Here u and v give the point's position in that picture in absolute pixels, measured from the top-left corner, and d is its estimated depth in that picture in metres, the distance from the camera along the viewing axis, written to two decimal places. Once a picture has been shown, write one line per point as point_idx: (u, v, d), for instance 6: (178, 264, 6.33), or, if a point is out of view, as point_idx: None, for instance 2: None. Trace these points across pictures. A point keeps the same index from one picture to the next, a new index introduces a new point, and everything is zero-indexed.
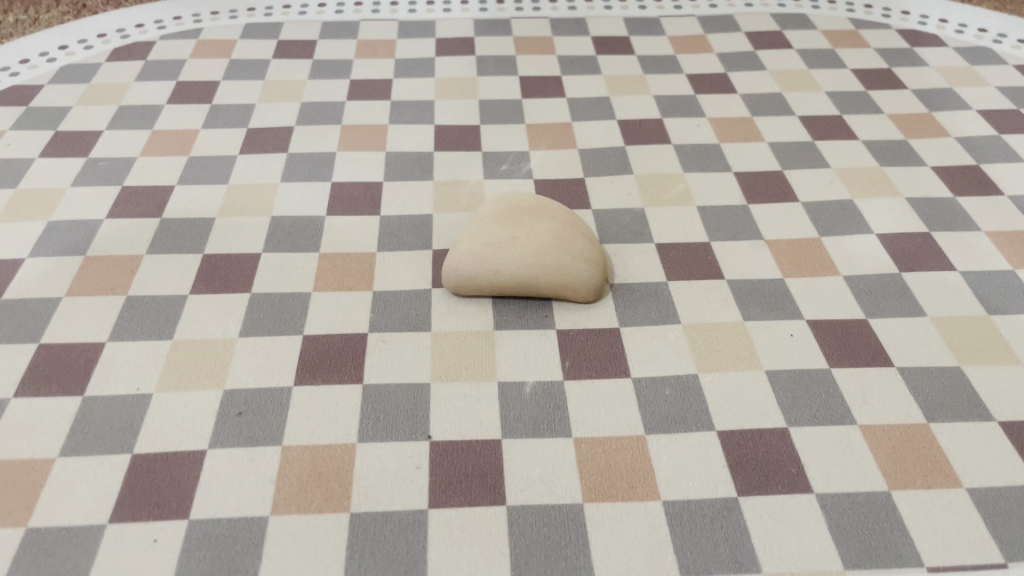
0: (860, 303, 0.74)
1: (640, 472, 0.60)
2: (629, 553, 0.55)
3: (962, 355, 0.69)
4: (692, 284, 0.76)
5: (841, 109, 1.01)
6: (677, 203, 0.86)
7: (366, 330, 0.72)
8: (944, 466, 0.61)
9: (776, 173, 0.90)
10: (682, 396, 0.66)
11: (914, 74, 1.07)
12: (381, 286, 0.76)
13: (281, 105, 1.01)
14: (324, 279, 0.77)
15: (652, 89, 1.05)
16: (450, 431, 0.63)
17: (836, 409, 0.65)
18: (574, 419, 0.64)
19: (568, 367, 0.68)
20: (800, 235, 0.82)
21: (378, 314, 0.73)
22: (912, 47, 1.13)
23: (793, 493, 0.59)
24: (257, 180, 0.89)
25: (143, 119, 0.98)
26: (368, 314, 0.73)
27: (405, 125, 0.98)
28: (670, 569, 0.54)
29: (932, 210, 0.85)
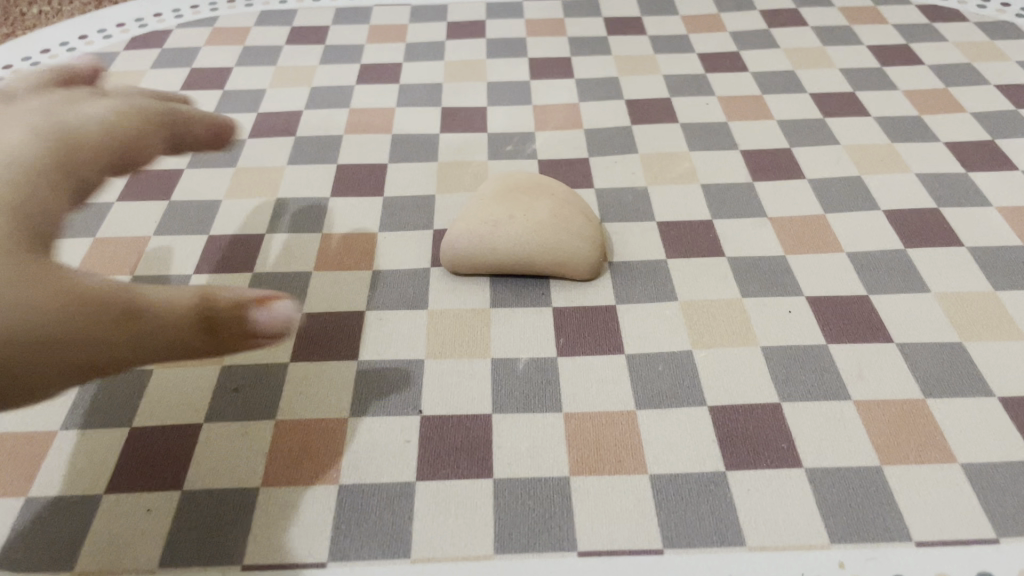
0: (970, 254, 0.39)
1: (543, 329, 0.36)
2: (613, 530, 0.28)
3: (963, 333, 0.35)
4: (727, 225, 0.42)
5: (965, 5, 0.63)
6: (696, 126, 0.50)
7: (275, 283, 0.40)
8: (925, 440, 0.31)
9: (800, 35, 0.60)
10: (682, 378, 0.34)
11: None
12: (289, 248, 0.42)
13: (189, 26, 0.63)
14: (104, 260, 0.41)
15: None
16: (346, 306, 0.38)
17: (885, 259, 0.39)
18: (508, 352, 0.36)
19: (562, 335, 0.36)
20: (861, 129, 0.49)
21: (300, 256, 0.42)
22: None
23: (872, 338, 0.35)
24: (142, 90, 0.55)
25: (35, 2, 0.65)
26: (258, 261, 0.41)
27: (349, 31, 0.62)
28: (656, 562, 0.27)
29: (991, 117, 0.50)
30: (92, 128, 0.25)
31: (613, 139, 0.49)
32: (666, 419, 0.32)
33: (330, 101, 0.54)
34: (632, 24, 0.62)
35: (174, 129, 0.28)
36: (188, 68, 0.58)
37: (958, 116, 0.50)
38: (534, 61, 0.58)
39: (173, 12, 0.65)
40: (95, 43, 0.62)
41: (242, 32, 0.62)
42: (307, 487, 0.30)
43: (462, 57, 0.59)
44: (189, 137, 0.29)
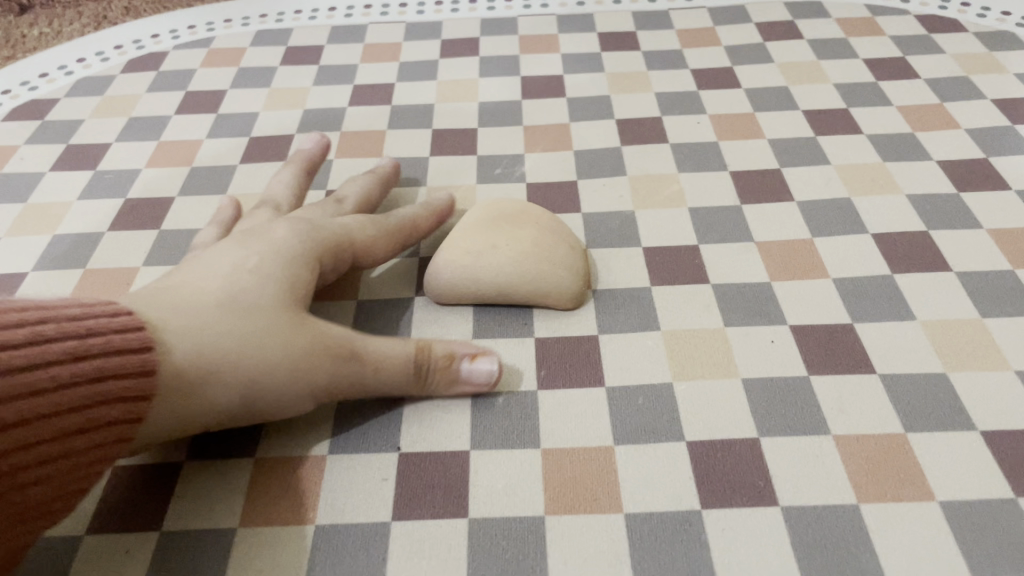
0: (957, 280, 0.39)
1: (522, 362, 0.37)
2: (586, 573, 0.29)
3: (947, 362, 0.35)
4: (713, 249, 0.42)
5: (965, 11, 0.62)
6: (686, 147, 0.50)
7: None
8: (902, 478, 0.31)
9: (794, 48, 0.59)
10: (661, 410, 0.34)
11: None
12: None
13: (187, 48, 0.63)
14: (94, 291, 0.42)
15: None
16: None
17: (871, 284, 0.39)
18: (487, 383, 0.36)
19: (543, 367, 0.36)
20: (852, 148, 0.48)
21: None
22: None
23: (853, 369, 0.35)
24: (139, 115, 0.56)
25: (35, 23, 0.66)
26: None
27: (345, 50, 0.63)
28: None
29: (986, 132, 0.49)
30: (353, 234, 0.38)
31: (600, 162, 0.49)
32: (644, 455, 0.32)
33: (322, 124, 0.54)
34: (625, 39, 0.62)
35: (400, 236, 0.40)
36: (183, 91, 0.58)
37: (953, 132, 0.49)
38: (525, 79, 0.58)
39: (169, 32, 0.66)
40: (93, 65, 0.62)
41: (238, 54, 0.63)
42: (282, 529, 0.31)
43: (453, 76, 0.59)
44: (419, 233, 0.41)
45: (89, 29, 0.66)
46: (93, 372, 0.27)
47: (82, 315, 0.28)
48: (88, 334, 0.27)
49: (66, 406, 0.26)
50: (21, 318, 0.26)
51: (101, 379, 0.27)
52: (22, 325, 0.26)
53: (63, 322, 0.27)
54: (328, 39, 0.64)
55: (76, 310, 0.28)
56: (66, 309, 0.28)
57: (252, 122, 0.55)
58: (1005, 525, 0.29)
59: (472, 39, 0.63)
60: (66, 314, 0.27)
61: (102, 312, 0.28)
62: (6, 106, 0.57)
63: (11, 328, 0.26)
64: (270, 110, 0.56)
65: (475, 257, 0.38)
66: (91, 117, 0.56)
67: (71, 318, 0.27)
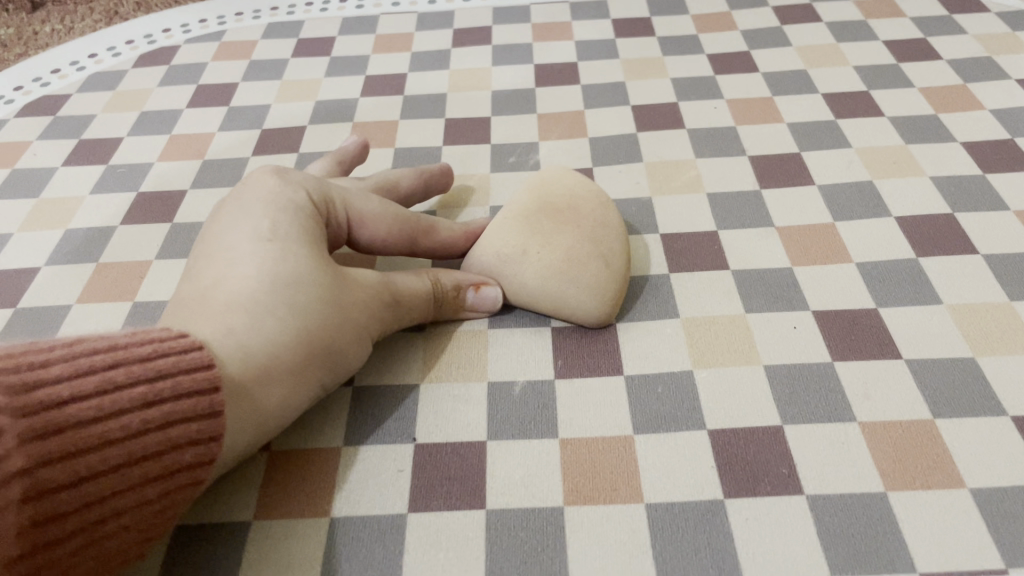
0: (983, 263, 0.38)
1: (538, 351, 0.36)
2: (607, 564, 0.28)
3: (975, 347, 0.34)
4: (731, 235, 0.41)
5: None
6: (703, 132, 0.49)
7: None
8: (931, 465, 0.30)
9: (812, 31, 0.58)
10: (681, 398, 0.33)
11: None
12: None
13: (198, 41, 0.63)
14: (106, 285, 0.42)
15: None
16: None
17: (895, 268, 0.38)
18: (503, 373, 0.35)
19: (559, 356, 0.36)
20: (873, 130, 0.47)
21: None
22: None
23: (878, 356, 0.34)
24: (151, 109, 0.56)
25: (47, 20, 0.66)
26: None
27: (356, 41, 0.62)
28: None
29: (1011, 112, 0.48)
30: (368, 218, 0.37)
31: (616, 149, 0.48)
32: (663, 444, 0.32)
33: (334, 116, 0.54)
34: (639, 25, 0.61)
35: (415, 234, 0.38)
36: (195, 85, 0.58)
37: (977, 113, 0.48)
38: (539, 67, 0.57)
39: (180, 26, 0.65)
40: (104, 60, 0.62)
41: (250, 46, 0.62)
42: (299, 520, 0.30)
43: (465, 65, 0.58)
44: (436, 239, 0.39)
45: (101, 25, 0.66)
46: (166, 417, 0.26)
47: (153, 356, 0.27)
48: (159, 378, 0.26)
49: (150, 452, 0.25)
50: (81, 367, 0.25)
51: (176, 422, 0.26)
52: (92, 374, 0.25)
53: (133, 366, 0.26)
54: (339, 30, 0.64)
55: (146, 350, 0.27)
56: (132, 347, 0.27)
57: (264, 115, 0.54)
58: None
59: (484, 28, 0.63)
60: (136, 357, 0.26)
61: (172, 350, 0.27)
62: (19, 102, 0.57)
63: (77, 380, 0.25)
64: (281, 102, 0.55)
65: (506, 266, 0.37)
66: (103, 112, 0.56)
67: (141, 361, 0.26)
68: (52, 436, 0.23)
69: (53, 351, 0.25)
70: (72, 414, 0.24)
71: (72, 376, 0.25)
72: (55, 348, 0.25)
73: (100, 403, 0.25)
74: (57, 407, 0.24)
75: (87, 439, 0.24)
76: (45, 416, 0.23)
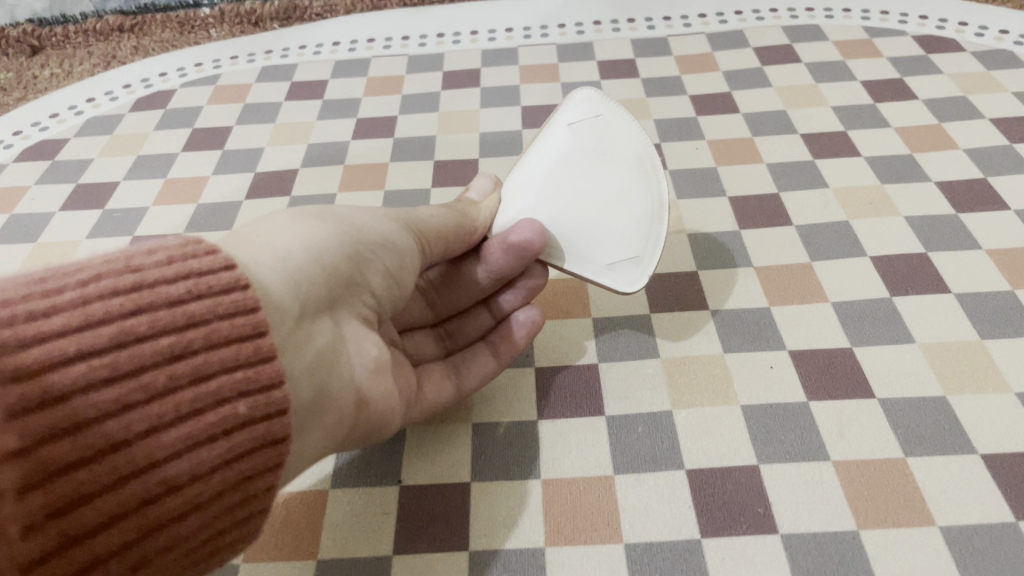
0: (956, 302, 0.39)
1: (523, 393, 0.37)
2: None
3: (947, 385, 0.35)
4: (712, 275, 0.42)
5: (963, 31, 0.63)
6: (686, 173, 0.50)
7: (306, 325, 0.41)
8: (904, 503, 0.31)
9: (792, 72, 0.59)
10: (661, 437, 0.34)
11: None
12: None
13: (195, 85, 0.65)
14: None
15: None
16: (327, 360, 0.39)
17: (869, 307, 0.39)
18: (488, 414, 0.36)
19: (543, 398, 0.36)
20: (851, 169, 0.49)
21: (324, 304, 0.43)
22: None
23: (853, 395, 0.35)
24: (147, 153, 0.57)
25: (48, 64, 0.68)
26: None
27: (349, 84, 0.64)
28: None
29: (985, 149, 0.49)
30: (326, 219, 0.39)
31: None
32: (642, 484, 0.32)
33: (326, 159, 0.55)
34: (625, 67, 0.63)
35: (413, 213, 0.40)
36: (191, 129, 0.59)
37: (951, 152, 0.49)
38: (526, 109, 0.59)
39: (177, 70, 0.67)
40: (102, 104, 0.63)
41: (244, 90, 0.64)
42: (288, 563, 0.31)
43: (455, 108, 0.60)
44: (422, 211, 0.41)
45: (99, 69, 0.67)
46: (198, 371, 0.24)
47: (183, 297, 0.24)
48: (187, 324, 0.24)
49: (188, 412, 0.23)
50: (93, 312, 0.22)
51: (213, 374, 0.24)
52: (109, 322, 0.22)
53: (159, 311, 0.24)
54: (332, 73, 0.65)
55: (173, 289, 0.24)
56: (151, 282, 0.24)
57: (257, 158, 0.56)
58: (1008, 548, 0.29)
59: (473, 70, 0.64)
60: (159, 298, 0.24)
61: (205, 287, 0.25)
62: (17, 147, 0.59)
63: (89, 332, 0.22)
64: (275, 145, 0.57)
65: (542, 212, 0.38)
66: (99, 157, 0.57)
67: (168, 305, 0.24)
68: (57, 406, 0.21)
69: (61, 292, 0.22)
70: (81, 375, 0.21)
71: (84, 324, 0.22)
72: (66, 286, 0.23)
73: (118, 357, 0.22)
74: (63, 367, 0.21)
75: (102, 405, 0.22)
76: (50, 379, 0.21)
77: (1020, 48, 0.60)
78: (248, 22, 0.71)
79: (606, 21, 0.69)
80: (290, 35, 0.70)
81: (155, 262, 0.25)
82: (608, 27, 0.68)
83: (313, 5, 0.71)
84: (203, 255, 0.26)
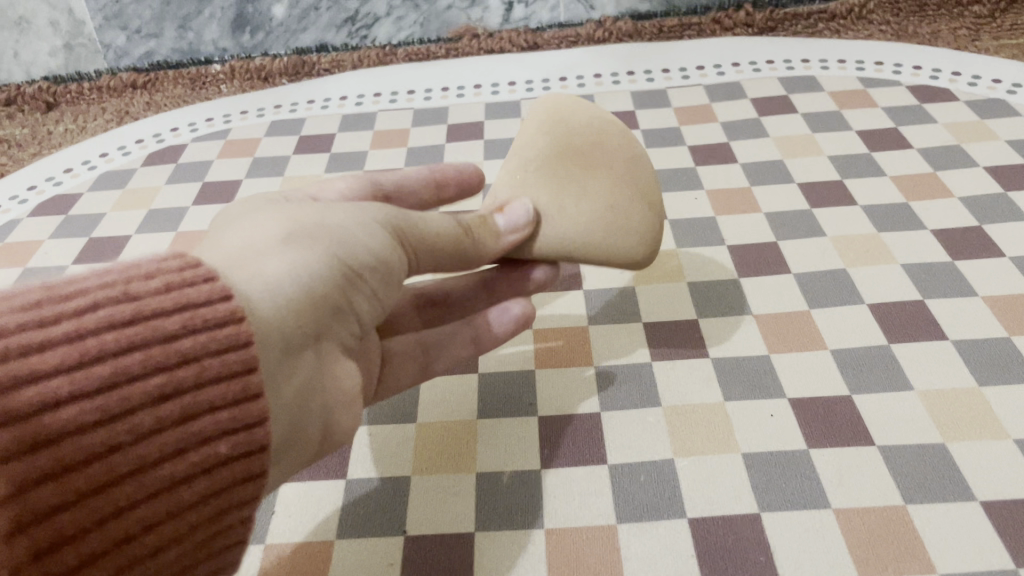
0: (955, 349, 0.39)
1: (525, 442, 0.37)
2: None
3: (946, 432, 0.35)
4: (713, 323, 0.43)
5: (956, 81, 0.64)
6: (687, 223, 0.51)
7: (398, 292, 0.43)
8: (907, 552, 0.31)
9: (789, 122, 0.61)
10: (663, 486, 0.34)
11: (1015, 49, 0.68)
12: None
13: (205, 140, 0.66)
14: None
15: (666, 51, 0.72)
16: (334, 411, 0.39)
17: (868, 354, 0.40)
18: (493, 463, 0.36)
19: (547, 447, 0.37)
20: (849, 218, 0.49)
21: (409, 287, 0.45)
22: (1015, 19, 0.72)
23: (853, 442, 0.35)
24: (158, 207, 0.58)
25: (64, 122, 0.69)
26: None
27: (356, 137, 0.65)
28: None
29: (979, 197, 0.50)
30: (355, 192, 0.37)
31: None
32: (646, 533, 0.33)
33: None
34: (626, 119, 0.64)
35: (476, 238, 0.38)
36: (201, 183, 0.61)
37: (947, 200, 0.50)
38: None
39: (189, 124, 0.68)
40: (115, 159, 0.65)
41: (254, 144, 0.65)
42: None
43: (459, 160, 0.61)
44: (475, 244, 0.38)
45: (113, 125, 0.69)
46: (185, 412, 0.24)
47: (178, 332, 0.24)
48: (179, 362, 0.24)
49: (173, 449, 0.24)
50: (87, 349, 0.23)
51: (200, 414, 0.25)
52: (101, 361, 0.23)
53: (152, 347, 0.24)
54: (340, 127, 0.67)
55: (170, 321, 0.25)
56: (148, 313, 0.24)
57: None
58: None
59: (477, 123, 0.66)
60: (155, 331, 0.24)
61: (202, 321, 0.25)
62: (32, 202, 0.60)
63: (81, 371, 0.23)
64: None
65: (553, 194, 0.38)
66: (112, 211, 0.58)
67: (164, 341, 0.24)
68: (42, 450, 0.22)
69: (55, 324, 0.23)
70: (69, 418, 0.22)
71: (76, 363, 0.23)
72: (61, 317, 0.23)
73: (107, 399, 0.23)
74: (51, 410, 0.22)
75: (87, 448, 0.22)
76: (37, 418, 0.22)
77: (1013, 97, 0.61)
78: (257, 78, 0.73)
79: (606, 75, 0.71)
80: (298, 89, 0.72)
81: (153, 291, 0.25)
82: (608, 80, 0.70)
83: (321, 61, 0.74)
84: (202, 284, 0.26)
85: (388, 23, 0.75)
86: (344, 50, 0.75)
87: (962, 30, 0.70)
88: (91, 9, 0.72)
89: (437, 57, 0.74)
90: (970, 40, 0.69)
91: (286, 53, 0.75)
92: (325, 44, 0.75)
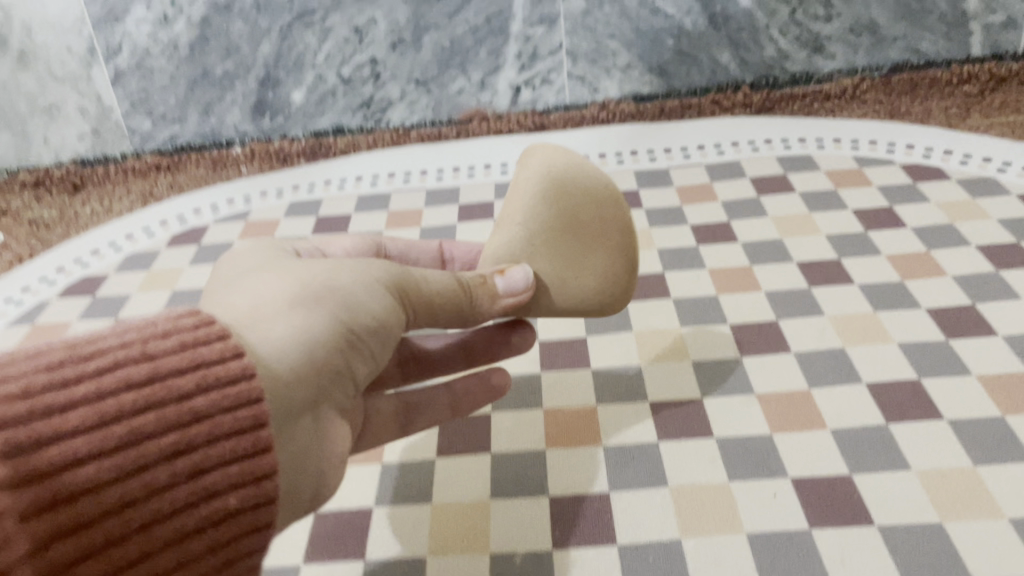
0: (951, 429, 0.41)
1: (537, 522, 0.39)
2: None
3: (944, 511, 0.37)
4: (716, 403, 0.44)
5: (948, 160, 0.67)
6: (690, 302, 0.53)
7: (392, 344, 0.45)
8: None
9: (787, 202, 0.63)
10: (671, 567, 0.36)
11: (1003, 126, 0.70)
12: None
13: (226, 222, 0.69)
14: None
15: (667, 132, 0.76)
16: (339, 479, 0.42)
17: (867, 434, 0.41)
18: (506, 542, 0.38)
19: (558, 527, 0.38)
20: (846, 297, 0.51)
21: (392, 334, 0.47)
22: (1002, 98, 0.74)
23: (854, 522, 0.37)
24: (181, 288, 0.61)
25: (89, 205, 0.72)
26: None
27: (371, 218, 0.68)
28: None
29: (972, 276, 0.52)
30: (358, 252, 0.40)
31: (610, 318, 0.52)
32: None
33: None
34: (630, 199, 0.67)
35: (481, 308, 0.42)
36: None
37: (941, 279, 0.52)
38: None
39: (210, 206, 0.71)
40: (140, 240, 0.67)
41: (273, 225, 0.68)
42: None
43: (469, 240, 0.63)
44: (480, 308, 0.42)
45: (137, 206, 0.72)
46: (197, 467, 0.27)
47: (191, 392, 0.27)
48: (191, 421, 0.27)
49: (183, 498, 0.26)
50: (105, 411, 0.25)
51: (209, 469, 0.27)
52: (119, 421, 0.25)
53: (167, 407, 0.26)
54: (355, 207, 0.70)
55: (185, 379, 0.27)
56: (165, 371, 0.27)
57: None
58: None
59: (487, 203, 0.68)
60: (171, 389, 0.27)
61: (213, 379, 0.27)
62: (60, 284, 0.62)
63: (99, 433, 0.25)
64: None
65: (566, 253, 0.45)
66: (137, 293, 0.61)
67: (178, 399, 0.27)
68: (63, 508, 0.24)
69: (77, 384, 0.25)
70: (87, 476, 0.24)
71: (95, 424, 0.25)
72: (80, 376, 0.25)
73: (123, 458, 0.25)
74: (71, 468, 0.24)
75: (104, 502, 0.25)
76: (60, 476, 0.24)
77: (1003, 175, 0.64)
78: (277, 159, 0.76)
79: (610, 155, 0.74)
80: (316, 170, 0.75)
81: (167, 349, 0.27)
82: (612, 160, 0.73)
83: (338, 144, 0.77)
84: (214, 342, 0.28)
85: (401, 107, 0.78)
86: (359, 133, 0.78)
87: (952, 109, 0.73)
88: (118, 97, 0.75)
89: (447, 137, 0.77)
90: (960, 119, 0.72)
91: (303, 136, 0.78)
92: (341, 126, 0.78)
